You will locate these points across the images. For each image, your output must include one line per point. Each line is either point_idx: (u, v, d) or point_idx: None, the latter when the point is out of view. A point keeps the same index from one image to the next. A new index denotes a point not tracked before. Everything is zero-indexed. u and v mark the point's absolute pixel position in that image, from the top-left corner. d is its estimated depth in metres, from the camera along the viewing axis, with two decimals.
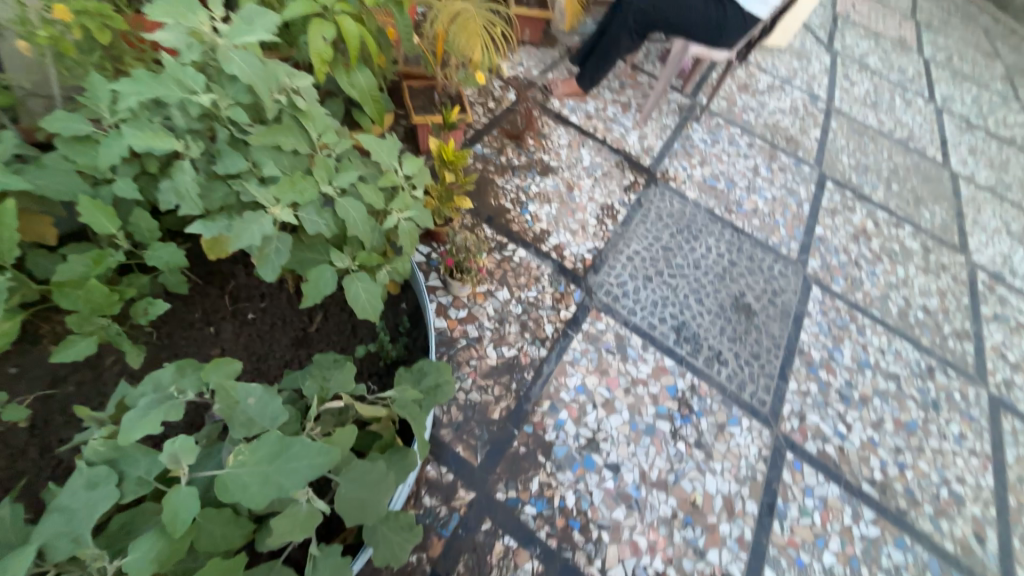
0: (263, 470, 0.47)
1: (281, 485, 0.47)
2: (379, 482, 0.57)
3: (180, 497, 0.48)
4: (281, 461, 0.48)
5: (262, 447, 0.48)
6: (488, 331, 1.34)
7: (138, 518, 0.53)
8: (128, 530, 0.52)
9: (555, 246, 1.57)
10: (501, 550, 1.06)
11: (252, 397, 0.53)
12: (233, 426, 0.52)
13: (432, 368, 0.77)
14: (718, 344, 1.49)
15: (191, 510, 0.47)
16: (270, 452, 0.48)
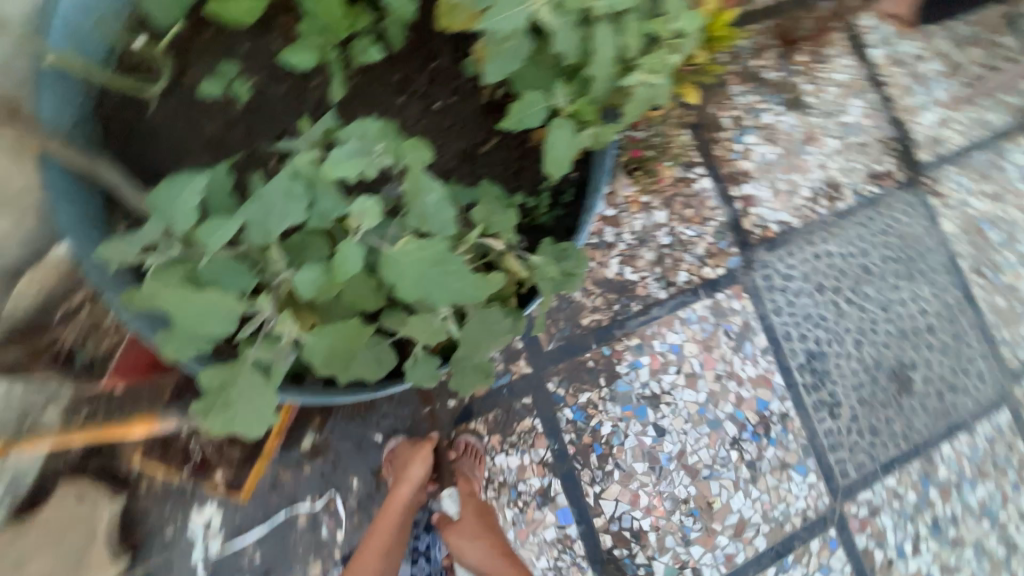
0: (421, 270, 0.48)
1: (432, 291, 0.49)
2: (496, 335, 0.60)
3: (350, 252, 0.52)
4: (438, 271, 0.49)
5: (428, 248, 0.49)
6: (624, 243, 1.24)
7: (312, 244, 0.60)
8: (301, 249, 0.60)
9: (744, 196, 1.32)
10: (527, 425, 1.14)
11: (433, 194, 0.52)
12: (409, 213, 0.52)
13: (575, 256, 0.73)
14: (844, 397, 1.27)
15: (353, 269, 0.51)
16: (433, 257, 0.49)
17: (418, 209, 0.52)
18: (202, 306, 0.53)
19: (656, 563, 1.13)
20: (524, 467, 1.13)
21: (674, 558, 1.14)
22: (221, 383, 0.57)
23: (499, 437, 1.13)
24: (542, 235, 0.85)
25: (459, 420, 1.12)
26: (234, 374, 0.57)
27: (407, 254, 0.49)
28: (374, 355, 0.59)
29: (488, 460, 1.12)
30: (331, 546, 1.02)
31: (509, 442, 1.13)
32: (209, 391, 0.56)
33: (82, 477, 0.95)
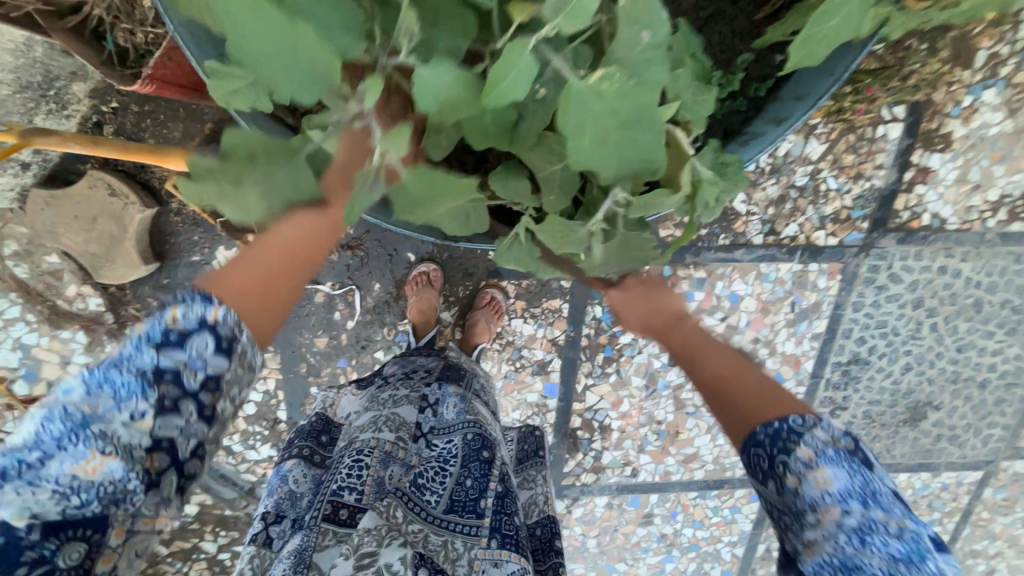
0: (609, 128, 0.36)
1: (611, 160, 0.37)
2: (627, 259, 0.51)
3: (520, 62, 0.35)
4: (630, 136, 0.37)
5: (629, 99, 0.35)
6: (754, 164, 1.02)
7: (452, 19, 0.41)
8: (434, 22, 0.41)
9: (923, 168, 1.04)
10: (554, 306, 1.10)
11: (651, 34, 0.36)
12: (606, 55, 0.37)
13: (731, 179, 0.56)
14: (855, 404, 1.25)
15: (516, 92, 0.35)
16: (629, 113, 0.35)
17: (623, 51, 0.36)
18: (279, 37, 0.39)
19: (606, 453, 1.24)
20: (534, 338, 1.13)
21: (623, 455, 1.25)
22: None
23: (524, 304, 1.10)
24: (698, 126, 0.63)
25: (492, 274, 1.08)
26: None
27: (601, 98, 0.35)
28: (467, 212, 0.50)
29: (505, 319, 1.10)
30: (340, 331, 1.05)
31: (532, 312, 1.11)
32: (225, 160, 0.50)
33: (114, 173, 0.90)
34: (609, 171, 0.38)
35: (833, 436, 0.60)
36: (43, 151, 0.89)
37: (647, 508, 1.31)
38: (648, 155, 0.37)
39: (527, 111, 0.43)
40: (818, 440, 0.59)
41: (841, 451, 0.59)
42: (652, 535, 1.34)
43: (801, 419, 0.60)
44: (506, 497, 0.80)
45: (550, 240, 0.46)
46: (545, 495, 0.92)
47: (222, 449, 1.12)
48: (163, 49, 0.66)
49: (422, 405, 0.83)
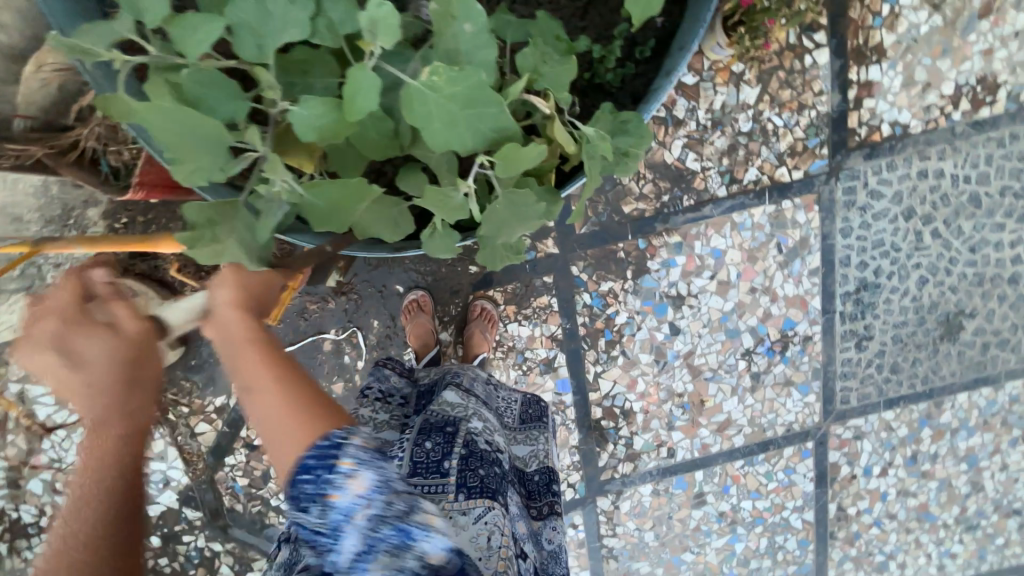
0: (452, 110, 0.42)
1: (465, 135, 0.43)
2: (529, 218, 0.51)
3: (363, 80, 0.42)
4: (471, 114, 0.42)
5: (460, 80, 0.41)
6: (695, 123, 1.06)
7: (317, 65, 0.49)
8: (302, 70, 0.49)
9: (864, 83, 1.05)
10: (543, 303, 1.14)
11: (469, 26, 0.43)
12: (438, 50, 0.45)
13: (633, 131, 0.60)
14: (880, 332, 1.20)
15: (367, 104, 0.42)
16: (462, 95, 0.41)
17: (454, 44, 0.44)
18: (184, 126, 0.46)
19: (637, 437, 1.23)
20: (533, 339, 1.16)
21: (655, 437, 1.23)
22: (211, 221, 0.52)
23: (515, 308, 1.14)
24: (601, 98, 0.69)
25: (478, 286, 1.13)
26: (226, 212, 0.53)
27: (435, 89, 0.41)
28: (390, 216, 0.54)
29: (500, 327, 1.15)
30: (352, 372, 1.13)
31: (524, 314, 1.15)
32: (196, 225, 0.52)
33: (133, 277, 1.04)
34: (469, 145, 0.44)
35: (365, 447, 0.56)
36: (74, 273, 1.03)
37: (696, 487, 1.27)
38: (496, 125, 0.44)
39: (399, 118, 0.49)
40: (351, 446, 0.55)
41: (372, 455, 0.56)
42: (711, 516, 1.29)
43: (338, 433, 0.55)
44: (474, 457, 0.81)
45: (440, 211, 0.48)
46: (540, 450, 0.95)
47: (272, 509, 1.18)
48: (144, 158, 0.79)
49: (405, 416, 0.93)
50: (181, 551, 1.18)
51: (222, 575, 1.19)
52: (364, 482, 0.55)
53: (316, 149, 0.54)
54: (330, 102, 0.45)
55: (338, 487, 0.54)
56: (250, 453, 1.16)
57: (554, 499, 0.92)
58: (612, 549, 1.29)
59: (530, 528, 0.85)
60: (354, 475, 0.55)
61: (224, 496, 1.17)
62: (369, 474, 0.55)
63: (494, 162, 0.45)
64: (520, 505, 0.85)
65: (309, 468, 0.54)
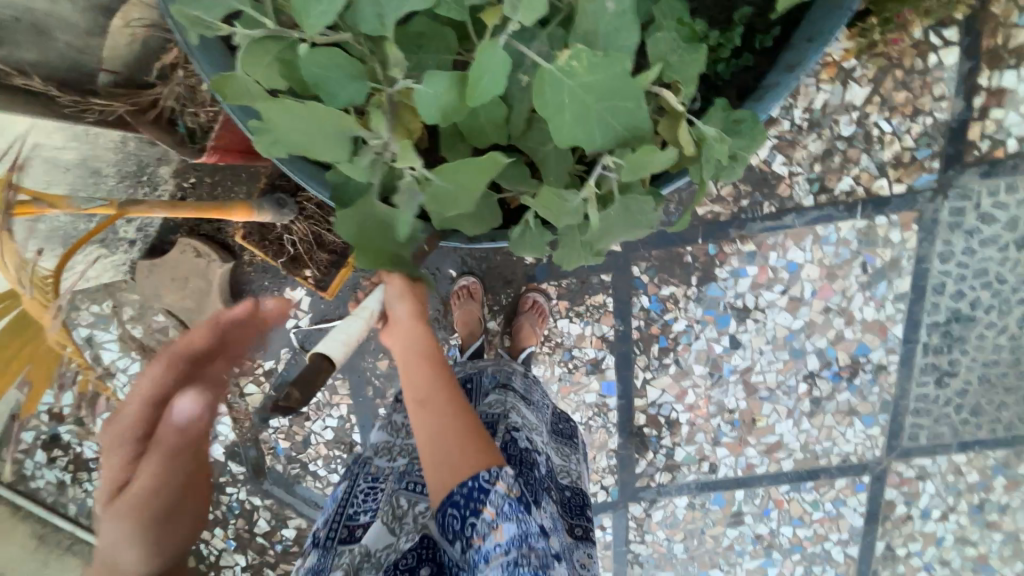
0: (587, 102, 0.38)
1: (596, 130, 0.39)
2: (638, 226, 0.47)
3: (494, 60, 0.39)
4: (607, 107, 0.38)
5: (603, 68, 0.37)
6: (789, 123, 0.96)
7: (434, 39, 0.46)
8: (417, 44, 0.46)
9: (996, 90, 0.92)
10: (598, 301, 1.09)
11: (612, 4, 0.39)
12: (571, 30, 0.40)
13: (749, 131, 0.54)
14: (966, 368, 1.09)
15: (496, 89, 0.38)
16: (603, 84, 0.37)
17: (588, 24, 0.40)
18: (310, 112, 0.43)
19: (679, 449, 1.18)
20: (583, 337, 1.12)
21: (697, 451, 1.18)
22: (360, 231, 0.51)
23: (568, 304, 1.10)
24: (707, 92, 0.62)
25: (532, 278, 1.10)
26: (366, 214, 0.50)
27: (572, 76, 0.37)
28: (482, 207, 0.50)
29: (551, 322, 1.11)
30: None
31: (576, 311, 1.11)
32: (353, 240, 0.51)
33: (197, 238, 1.05)
34: (597, 142, 0.39)
35: (510, 487, 0.64)
36: (144, 228, 1.05)
37: (734, 506, 1.22)
38: (631, 121, 0.39)
39: (513, 104, 0.45)
40: (496, 492, 0.63)
41: (513, 500, 0.65)
42: (746, 537, 1.24)
43: (487, 474, 0.63)
44: (508, 462, 0.77)
45: (547, 213, 0.44)
46: (574, 471, 0.93)
47: (310, 473, 1.21)
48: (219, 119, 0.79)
49: None
50: (224, 502, 1.23)
51: (259, 529, 1.24)
52: (496, 508, 0.64)
53: (416, 129, 0.51)
54: (449, 84, 0.41)
55: (488, 510, 0.63)
56: (293, 418, 1.19)
57: (587, 522, 0.89)
58: (637, 555, 1.26)
59: (565, 545, 0.78)
60: (495, 523, 0.64)
61: (266, 455, 1.21)
62: (505, 506, 0.64)
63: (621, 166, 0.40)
64: (555, 518, 0.79)
65: (457, 502, 0.63)
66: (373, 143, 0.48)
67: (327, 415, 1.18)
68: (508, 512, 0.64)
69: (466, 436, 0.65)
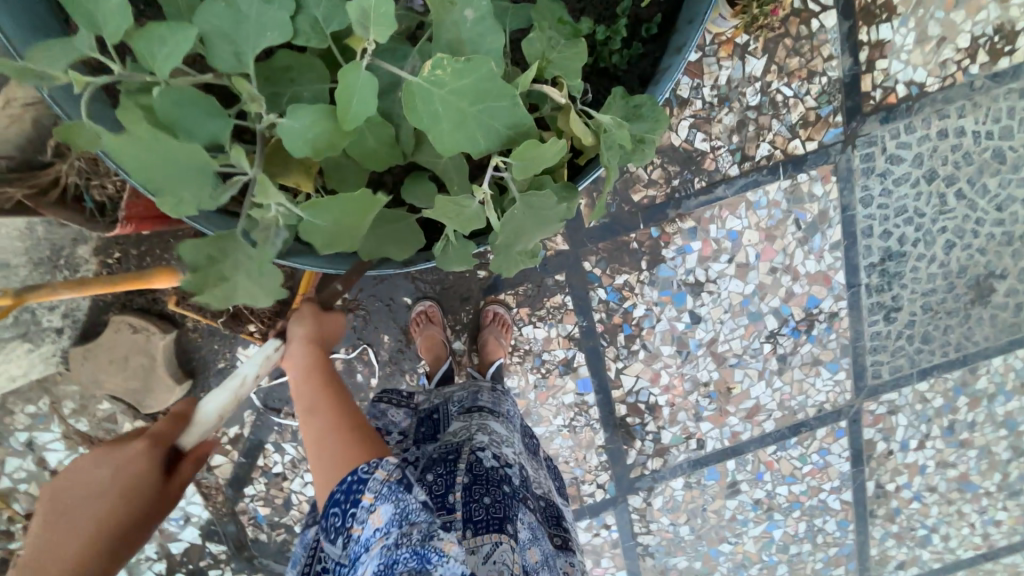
0: (462, 107, 0.38)
1: (478, 132, 0.40)
2: (551, 220, 0.47)
3: (357, 82, 0.39)
4: (483, 110, 0.39)
5: (469, 73, 0.37)
6: (700, 101, 1.01)
7: (304, 71, 0.45)
8: (288, 78, 0.46)
9: (876, 43, 1.00)
10: (557, 301, 1.10)
11: (470, 13, 0.40)
12: (438, 42, 0.41)
13: (649, 114, 0.55)
14: (908, 301, 1.15)
15: (365, 110, 0.39)
16: (473, 88, 0.38)
17: (455, 34, 0.40)
18: (157, 157, 0.42)
19: (664, 432, 1.19)
20: (549, 339, 1.12)
21: (682, 430, 1.19)
22: (211, 259, 0.49)
23: (528, 310, 1.10)
24: (607, 83, 0.64)
25: (488, 290, 1.09)
26: (225, 248, 0.49)
27: (440, 85, 0.38)
28: (397, 230, 0.49)
29: (515, 331, 1.11)
30: (366, 391, 1.09)
31: (537, 316, 1.11)
32: (198, 269, 0.48)
33: (131, 312, 1.00)
34: (482, 145, 0.40)
35: (389, 475, 0.63)
36: (70, 313, 0.99)
37: (729, 477, 1.23)
38: (511, 120, 0.40)
39: (400, 123, 0.46)
40: (375, 481, 0.62)
41: (392, 485, 0.62)
42: (746, 504, 1.25)
43: (365, 465, 0.63)
44: (476, 484, 0.76)
45: (455, 222, 0.44)
46: (546, 484, 0.92)
47: (297, 536, 1.15)
48: (129, 191, 0.75)
49: (405, 450, 0.87)
50: None
51: None
52: (371, 502, 0.62)
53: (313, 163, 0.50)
54: (324, 113, 0.41)
55: (353, 517, 0.63)
56: (269, 481, 1.12)
57: (566, 531, 0.89)
58: (647, 546, 1.25)
59: (545, 554, 0.78)
60: (371, 509, 0.62)
61: (247, 527, 1.14)
62: (383, 497, 0.62)
63: (512, 164, 0.41)
64: (535, 527, 0.79)
65: (337, 500, 0.63)
66: (237, 180, 0.48)
67: (304, 470, 1.12)
68: (387, 512, 0.61)
69: (346, 433, 0.67)
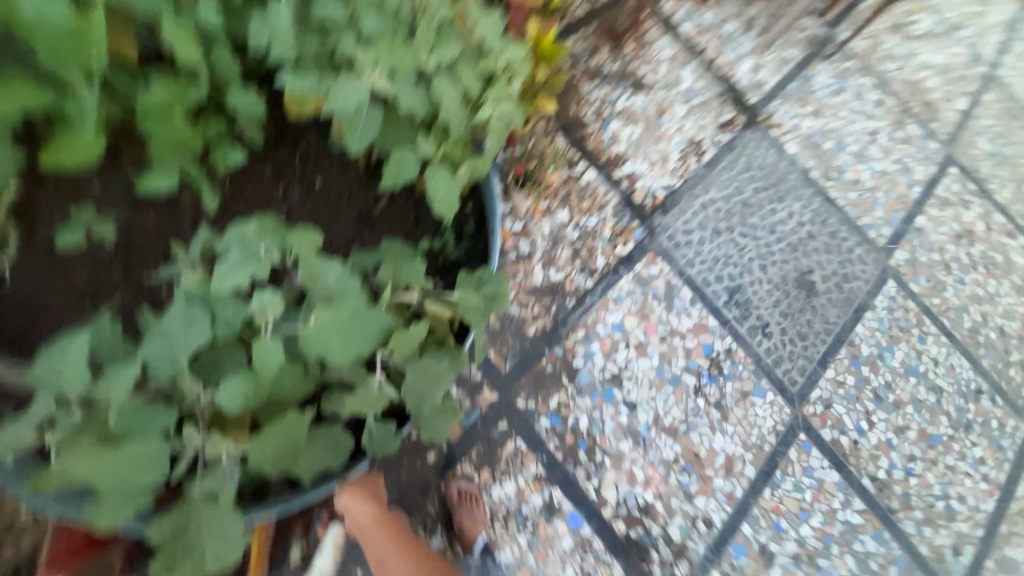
0: (344, 331, 0.54)
1: (362, 341, 0.55)
2: (441, 375, 0.61)
3: (268, 345, 0.53)
4: (361, 326, 0.55)
5: (341, 309, 0.54)
6: (540, 249, 1.32)
7: (225, 357, 0.60)
8: (215, 366, 0.59)
9: (627, 174, 1.45)
10: (511, 449, 1.15)
11: (332, 274, 0.59)
12: (316, 297, 0.58)
13: (492, 277, 0.74)
14: (769, 316, 1.42)
15: (277, 359, 0.52)
16: (348, 316, 0.54)
17: (326, 289, 0.58)
18: (120, 466, 0.51)
19: (671, 528, 1.17)
20: (522, 489, 1.13)
21: (685, 517, 1.19)
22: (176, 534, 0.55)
23: (489, 471, 1.13)
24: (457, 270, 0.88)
25: (445, 468, 1.11)
26: (188, 518, 0.56)
27: (324, 323, 0.53)
28: (332, 440, 0.58)
29: (486, 497, 1.11)
30: None
31: (500, 472, 1.13)
32: (164, 547, 0.54)
33: None
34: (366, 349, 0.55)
35: None
36: None
37: (754, 544, 1.21)
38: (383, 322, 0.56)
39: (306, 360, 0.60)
40: None
41: None
42: (789, 565, 1.21)
43: None
44: None
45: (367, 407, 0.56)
46: None
47: None
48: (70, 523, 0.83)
49: None
50: None
51: None
52: None
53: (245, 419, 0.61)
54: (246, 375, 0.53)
55: None
56: None
57: None
58: None
59: None
60: None
61: None
62: None
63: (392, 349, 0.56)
64: None
65: None
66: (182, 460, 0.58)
67: None
68: None
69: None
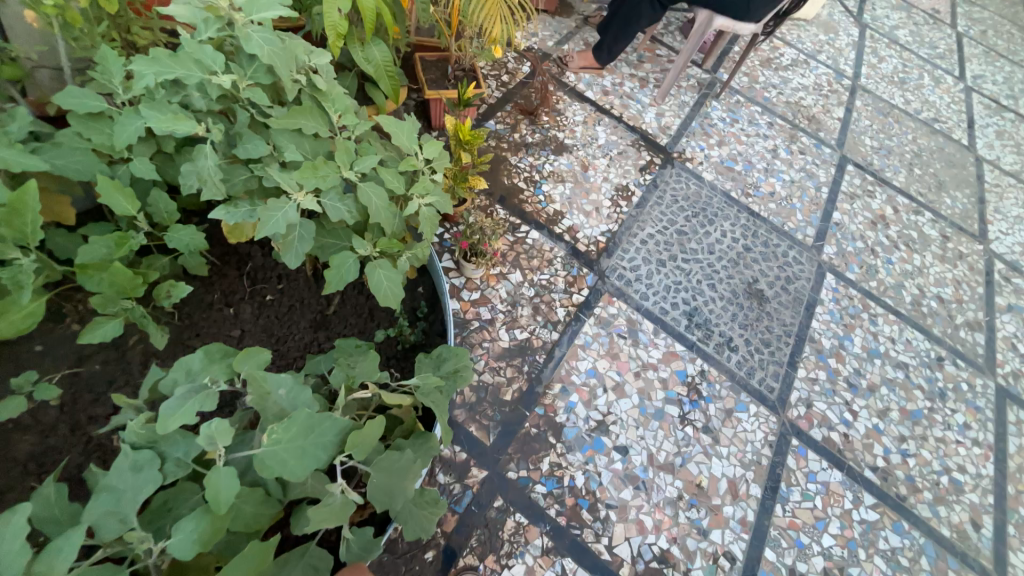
0: (298, 445, 0.54)
1: (318, 451, 0.54)
2: (407, 469, 0.60)
3: (222, 475, 0.52)
4: (315, 437, 0.55)
5: (292, 424, 0.54)
6: (501, 313, 1.35)
7: (178, 498, 0.58)
8: (168, 509, 0.57)
9: (568, 228, 1.55)
10: (512, 526, 1.09)
11: (282, 389, 0.59)
12: (267, 415, 0.58)
13: (451, 354, 0.76)
14: (731, 331, 1.48)
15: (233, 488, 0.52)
16: (301, 428, 0.54)
17: (277, 405, 0.58)
18: None
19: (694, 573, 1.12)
20: (531, 568, 1.06)
21: (705, 557, 1.14)
22: None
23: (493, 556, 1.06)
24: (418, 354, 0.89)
25: (447, 565, 1.03)
26: None
27: (277, 441, 0.54)
28: (306, 562, 0.57)
29: None
30: None
31: (505, 555, 1.06)
32: None
33: None
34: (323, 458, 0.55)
35: None
36: None
37: (783, 569, 1.15)
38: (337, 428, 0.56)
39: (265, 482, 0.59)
40: None
41: None
42: None
43: None
44: None
45: (331, 519, 0.55)
46: None
47: None
48: None
49: None
50: None
51: None
52: None
53: (209, 560, 0.58)
54: (202, 513, 0.52)
55: None
56: None
57: None
58: None
59: None
60: None
61: None
62: None
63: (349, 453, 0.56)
64: None
65: None
66: None
67: None
68: None
69: None
